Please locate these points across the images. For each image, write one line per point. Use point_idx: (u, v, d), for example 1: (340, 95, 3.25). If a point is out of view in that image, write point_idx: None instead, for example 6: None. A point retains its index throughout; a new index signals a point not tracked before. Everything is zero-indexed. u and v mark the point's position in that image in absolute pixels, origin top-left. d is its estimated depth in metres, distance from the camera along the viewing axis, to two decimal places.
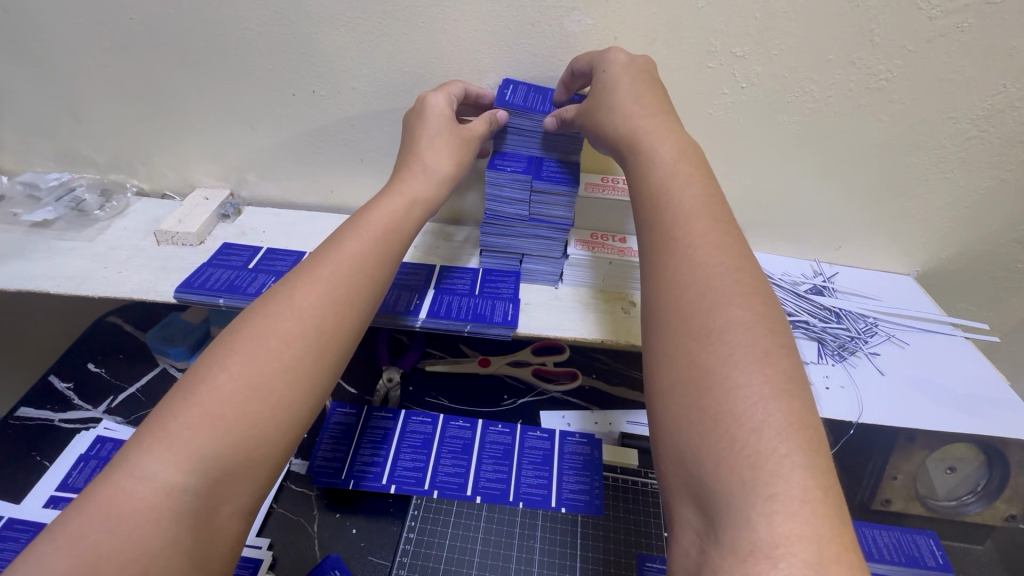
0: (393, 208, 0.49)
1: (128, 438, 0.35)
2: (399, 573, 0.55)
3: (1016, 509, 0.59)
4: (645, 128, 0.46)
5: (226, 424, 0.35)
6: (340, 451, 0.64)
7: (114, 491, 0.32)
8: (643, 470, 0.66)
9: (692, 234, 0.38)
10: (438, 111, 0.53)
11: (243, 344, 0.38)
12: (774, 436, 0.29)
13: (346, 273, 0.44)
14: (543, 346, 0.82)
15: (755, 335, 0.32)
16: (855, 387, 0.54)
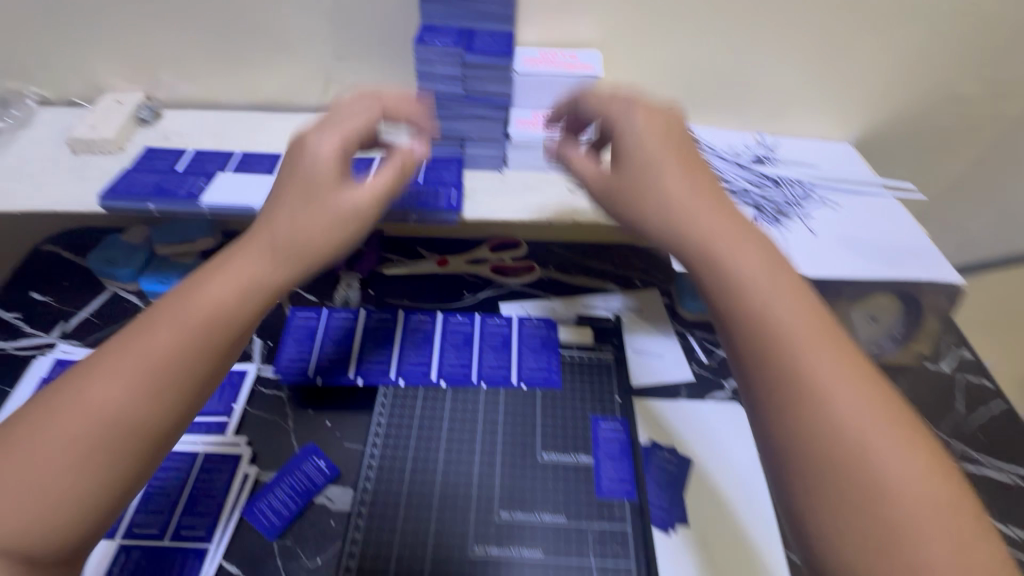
0: (303, 165, 0.43)
1: (87, 358, 0.37)
2: (372, 451, 0.60)
3: (923, 348, 0.66)
4: (657, 156, 0.42)
5: (178, 368, 0.38)
6: (306, 351, 0.67)
7: (66, 408, 0.35)
8: (598, 346, 0.70)
9: (732, 245, 0.37)
10: (321, 163, 0.43)
11: (122, 362, 0.36)
12: (873, 436, 0.31)
13: (251, 263, 0.41)
14: (500, 245, 0.84)
15: (806, 333, 0.34)
16: (785, 245, 0.56)
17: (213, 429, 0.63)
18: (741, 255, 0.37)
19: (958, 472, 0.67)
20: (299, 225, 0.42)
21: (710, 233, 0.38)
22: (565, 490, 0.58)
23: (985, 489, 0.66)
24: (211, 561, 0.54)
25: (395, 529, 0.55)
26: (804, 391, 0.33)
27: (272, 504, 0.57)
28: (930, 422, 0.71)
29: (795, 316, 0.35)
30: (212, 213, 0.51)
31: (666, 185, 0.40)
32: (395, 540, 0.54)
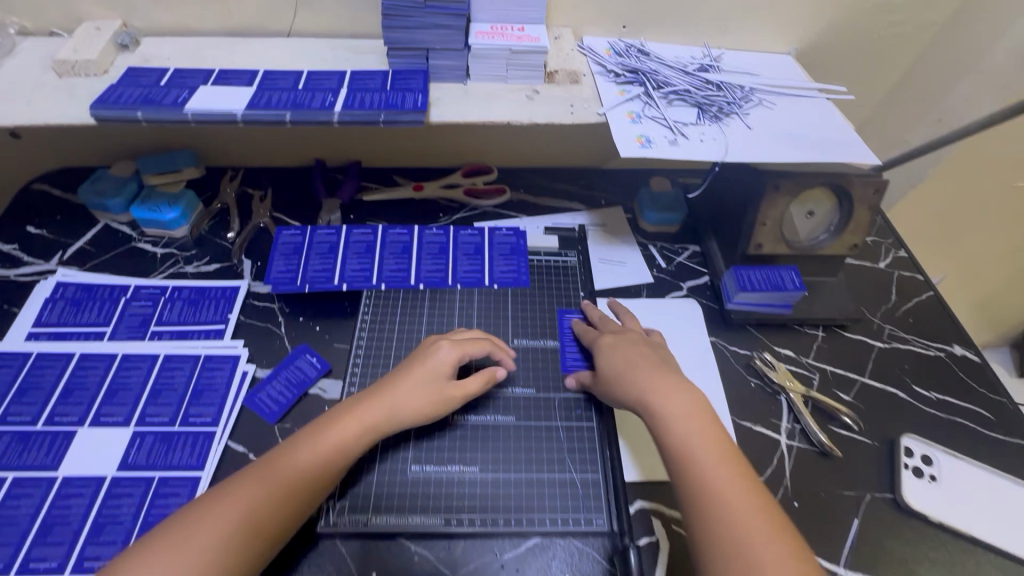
0: (427, 365, 0.58)
1: (191, 510, 0.47)
2: (359, 343, 0.66)
3: (858, 239, 0.73)
4: (645, 394, 0.55)
5: (266, 533, 0.47)
6: (292, 264, 0.71)
7: (175, 540, 0.44)
8: (563, 252, 0.77)
9: (701, 464, 0.49)
10: (439, 367, 0.58)
11: (298, 455, 0.51)
12: (741, 516, 0.46)
13: (376, 421, 0.54)
14: (473, 171, 0.89)
15: (708, 448, 0.50)
16: (725, 138, 0.62)
17: (211, 336, 0.68)
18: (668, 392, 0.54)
19: (888, 349, 0.75)
20: (417, 395, 0.56)
21: (681, 457, 0.50)
22: (535, 370, 0.65)
23: (911, 362, 0.74)
24: (219, 441, 0.60)
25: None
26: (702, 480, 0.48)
27: (271, 393, 0.63)
28: (866, 311, 0.79)
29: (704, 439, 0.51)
30: (196, 120, 0.55)
31: (627, 362, 0.58)
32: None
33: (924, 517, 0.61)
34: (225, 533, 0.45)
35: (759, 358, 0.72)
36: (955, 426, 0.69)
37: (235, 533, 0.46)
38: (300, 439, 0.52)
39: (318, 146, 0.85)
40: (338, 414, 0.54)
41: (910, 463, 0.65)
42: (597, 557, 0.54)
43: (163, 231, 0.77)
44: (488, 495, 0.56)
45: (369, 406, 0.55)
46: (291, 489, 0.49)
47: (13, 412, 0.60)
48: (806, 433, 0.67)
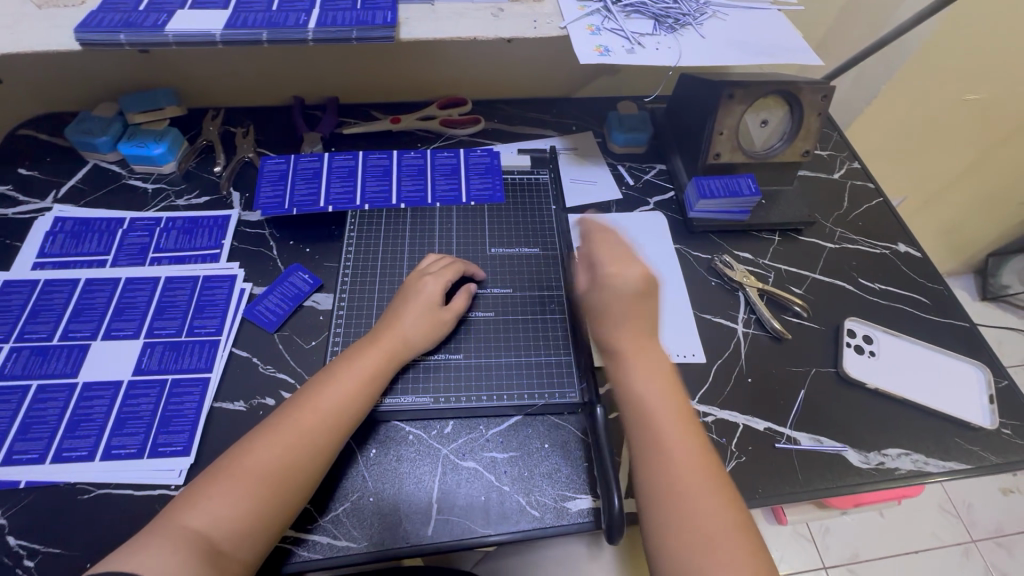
0: (417, 299, 0.63)
1: (208, 477, 0.51)
2: (348, 258, 0.71)
3: (809, 145, 0.78)
4: (630, 350, 0.58)
5: (289, 471, 0.51)
6: (279, 190, 0.75)
7: (197, 506, 0.48)
8: (535, 171, 0.82)
9: (666, 427, 0.54)
10: (426, 295, 0.64)
11: (323, 390, 0.56)
12: (687, 459, 0.52)
13: (388, 349, 0.60)
14: (447, 103, 0.92)
15: (663, 416, 0.54)
16: (679, 46, 0.66)
17: (208, 260, 0.73)
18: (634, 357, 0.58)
19: (839, 248, 0.82)
20: (419, 324, 0.62)
21: (643, 423, 0.55)
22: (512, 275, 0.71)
23: (859, 259, 0.81)
24: (224, 348, 0.65)
25: (372, 311, 0.67)
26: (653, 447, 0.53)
27: (268, 306, 0.68)
28: (819, 217, 0.85)
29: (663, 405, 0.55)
30: (178, 41, 0.58)
31: (617, 312, 0.60)
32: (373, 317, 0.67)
33: (863, 385, 0.68)
34: (277, 458, 0.51)
35: (719, 259, 0.78)
36: (895, 311, 0.76)
37: (288, 455, 0.51)
38: (308, 389, 0.56)
39: (296, 82, 0.88)
40: (348, 354, 0.59)
41: (852, 342, 0.72)
42: (571, 428, 0.63)
43: (152, 167, 0.80)
44: (471, 381, 0.63)
45: (377, 339, 0.60)
46: (325, 413, 0.54)
47: (29, 330, 0.64)
48: (762, 322, 0.73)
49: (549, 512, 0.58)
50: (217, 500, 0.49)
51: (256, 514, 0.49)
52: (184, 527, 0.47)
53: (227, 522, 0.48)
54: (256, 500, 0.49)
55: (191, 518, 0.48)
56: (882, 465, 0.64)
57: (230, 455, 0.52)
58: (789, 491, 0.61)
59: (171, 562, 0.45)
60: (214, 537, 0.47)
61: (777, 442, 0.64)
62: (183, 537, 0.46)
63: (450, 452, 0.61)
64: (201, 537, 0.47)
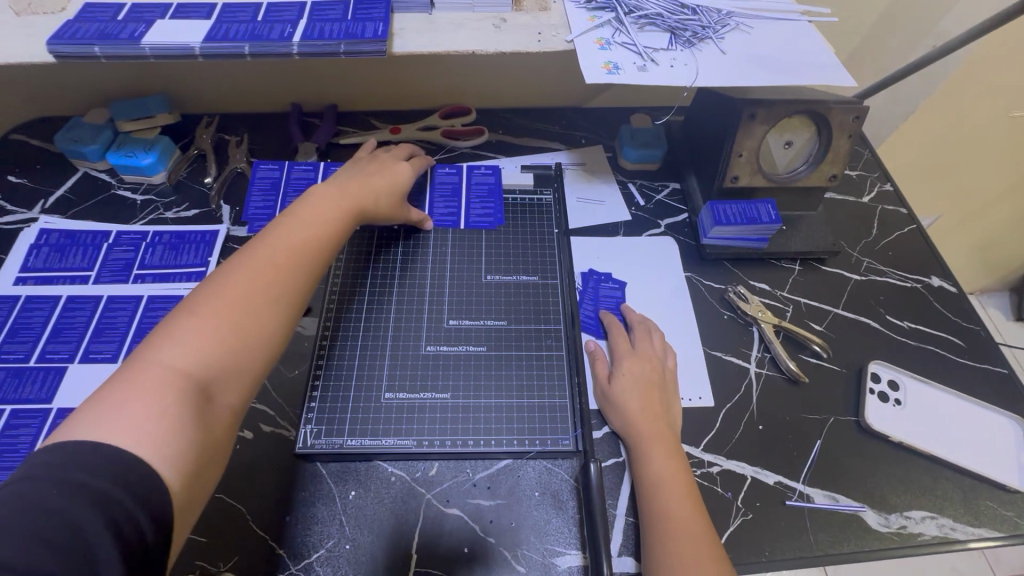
0: (383, 174, 0.67)
1: (173, 322, 0.45)
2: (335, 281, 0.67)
3: (837, 169, 0.72)
4: (647, 432, 0.57)
5: (276, 309, 0.50)
6: (269, 201, 0.73)
7: (165, 347, 0.43)
8: (539, 190, 0.78)
9: (676, 506, 0.53)
10: (394, 173, 0.68)
11: (296, 225, 0.55)
12: (694, 539, 0.50)
13: (360, 198, 0.62)
14: (450, 113, 0.87)
15: (685, 517, 0.52)
16: (696, 63, 0.61)
17: (193, 278, 0.70)
18: (653, 452, 0.56)
19: (865, 281, 0.76)
20: (385, 193, 0.65)
21: (658, 501, 0.53)
22: (508, 304, 0.67)
23: (887, 293, 0.75)
24: None
25: (357, 343, 0.63)
26: (670, 556, 0.50)
27: None
28: (845, 245, 0.79)
29: (681, 503, 0.53)
30: (155, 54, 0.55)
31: (633, 402, 0.59)
32: (359, 346, 0.63)
33: (887, 437, 0.63)
34: (257, 289, 0.49)
35: (732, 291, 0.73)
36: (925, 354, 0.70)
37: (271, 285, 0.50)
38: (274, 227, 0.55)
39: (292, 90, 0.84)
40: (311, 197, 0.59)
41: (875, 388, 0.66)
42: (564, 476, 0.59)
43: (141, 177, 0.77)
44: (460, 423, 0.59)
45: (344, 189, 0.61)
46: (301, 244, 0.54)
47: (7, 350, 0.62)
48: (776, 362, 0.68)
49: (536, 569, 0.54)
50: (194, 339, 0.44)
51: (240, 350, 0.46)
52: (161, 366, 0.42)
53: (211, 361, 0.44)
54: (243, 334, 0.47)
55: (166, 357, 0.43)
56: (904, 529, 0.58)
57: (201, 293, 0.48)
58: (800, 554, 0.56)
59: (156, 405, 0.40)
60: (199, 374, 0.43)
61: (788, 499, 0.59)
62: (163, 375, 0.42)
63: (433, 497, 0.57)
64: (184, 375, 0.43)
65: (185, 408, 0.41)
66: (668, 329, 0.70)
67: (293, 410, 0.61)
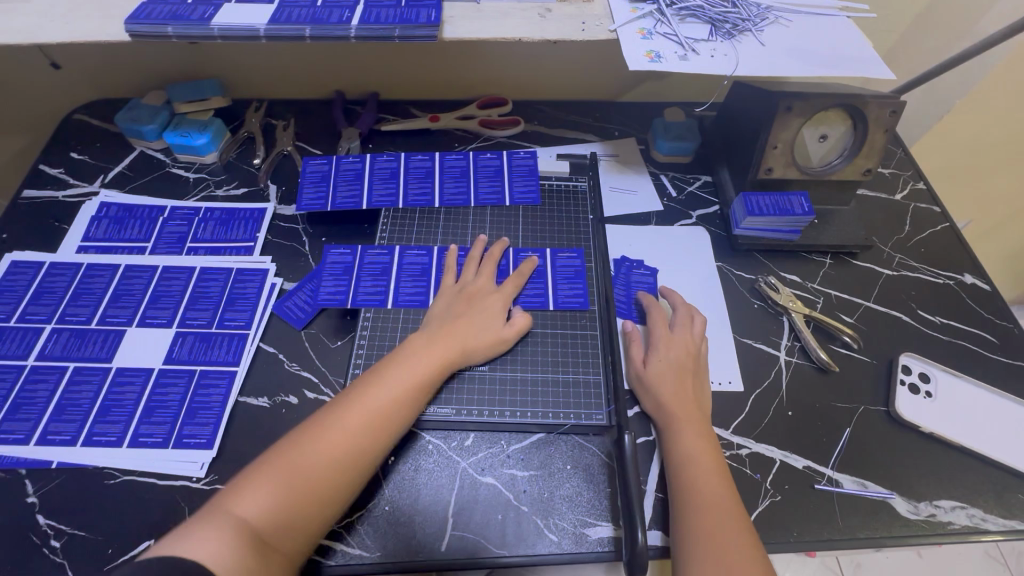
0: (469, 312, 0.62)
1: (254, 471, 0.48)
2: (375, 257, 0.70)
3: (871, 164, 0.72)
4: (677, 412, 0.58)
5: (347, 472, 0.49)
6: (345, 286, 0.67)
7: (245, 498, 0.46)
8: (574, 177, 0.80)
9: (705, 483, 0.53)
10: (483, 297, 0.64)
11: (378, 390, 0.53)
12: (723, 513, 0.51)
13: (439, 360, 0.57)
14: (488, 103, 0.90)
15: (717, 494, 0.53)
16: (736, 54, 0.62)
17: (241, 253, 0.73)
18: (685, 427, 0.57)
19: (896, 276, 0.76)
20: (479, 347, 0.60)
21: (686, 477, 0.54)
22: (548, 290, 0.68)
23: (919, 289, 0.75)
24: (251, 342, 0.66)
25: (397, 335, 0.64)
26: (699, 531, 0.50)
27: (298, 303, 0.69)
28: (877, 241, 0.79)
29: (711, 480, 0.54)
30: (222, 35, 0.58)
31: (665, 383, 0.60)
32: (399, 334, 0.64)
33: (917, 427, 0.63)
34: (335, 466, 0.49)
35: (763, 281, 0.74)
36: (957, 348, 0.70)
37: (345, 455, 0.49)
38: (360, 386, 0.54)
39: (337, 77, 0.87)
40: (395, 356, 0.57)
41: (906, 380, 0.67)
42: (595, 450, 0.60)
43: (194, 157, 0.81)
44: (497, 395, 0.61)
45: (431, 343, 0.58)
46: (377, 415, 0.52)
47: (70, 313, 0.66)
48: (807, 351, 0.69)
49: (566, 538, 0.55)
50: (268, 496, 0.46)
51: (308, 505, 0.47)
52: (235, 517, 0.44)
53: (278, 520, 0.45)
54: (312, 489, 0.47)
55: (240, 511, 0.45)
56: (933, 518, 0.58)
57: (285, 446, 0.49)
58: (828, 537, 0.57)
59: (219, 554, 0.42)
60: (265, 537, 0.44)
61: (817, 483, 0.60)
62: (231, 530, 0.44)
63: (468, 465, 0.59)
64: (251, 524, 0.44)
65: (245, 557, 0.42)
66: None
67: (336, 378, 0.64)
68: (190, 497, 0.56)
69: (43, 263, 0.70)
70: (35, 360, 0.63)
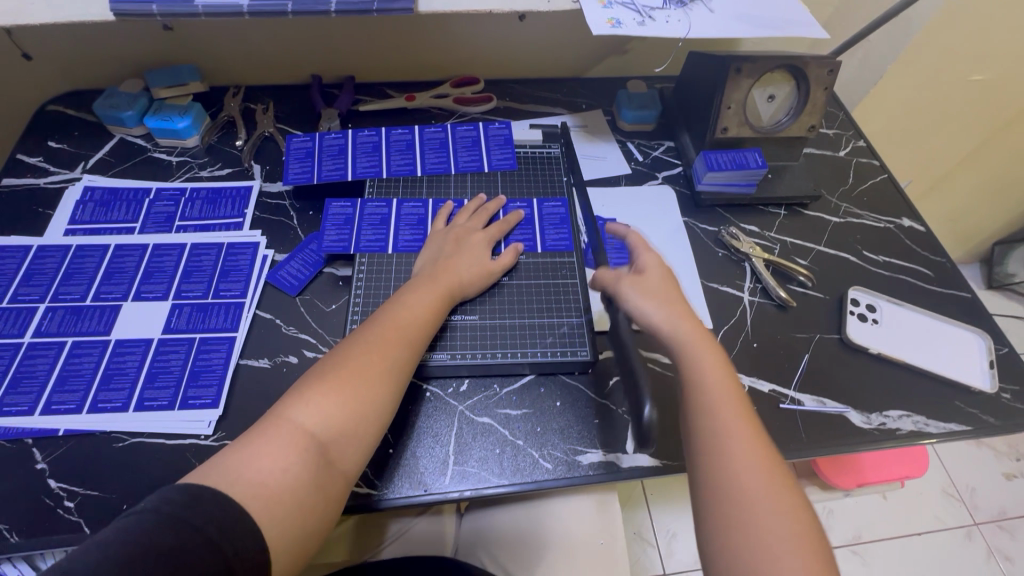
0: (466, 246, 0.68)
1: (297, 388, 0.52)
2: (362, 224, 0.73)
3: (815, 121, 0.80)
4: (675, 324, 0.59)
5: (383, 381, 0.54)
6: (345, 234, 0.72)
7: (297, 405, 0.50)
8: (547, 145, 0.84)
9: (717, 407, 0.53)
10: (474, 233, 0.70)
11: (400, 314, 0.59)
12: (738, 440, 0.50)
13: (447, 285, 0.64)
14: (460, 82, 0.94)
15: (731, 419, 0.52)
16: (689, 20, 0.68)
17: (231, 228, 0.75)
18: (698, 349, 0.57)
19: (843, 223, 0.84)
20: (480, 275, 0.67)
21: (700, 402, 0.54)
22: (528, 234, 0.74)
23: (863, 232, 0.83)
24: (248, 310, 0.68)
25: (392, 278, 0.69)
26: (711, 455, 0.50)
27: (290, 271, 0.72)
28: (826, 193, 0.87)
29: (726, 393, 0.54)
30: (205, 12, 0.61)
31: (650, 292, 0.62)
32: (394, 285, 0.69)
33: (867, 350, 0.70)
34: (372, 377, 0.53)
35: (725, 231, 0.80)
36: (898, 282, 0.78)
37: (378, 365, 0.54)
38: (379, 313, 0.60)
39: (313, 61, 0.90)
40: (408, 288, 0.63)
41: (855, 311, 0.74)
42: (582, 387, 0.65)
43: (176, 141, 0.83)
44: (489, 342, 0.65)
45: (437, 273, 0.64)
46: (402, 331, 0.58)
47: (63, 291, 0.67)
48: (767, 291, 0.75)
49: (561, 465, 0.60)
50: (322, 404, 0.50)
51: (354, 410, 0.51)
52: (292, 424, 0.48)
53: (333, 427, 0.50)
54: (358, 399, 0.52)
55: (297, 418, 0.49)
56: (884, 426, 0.66)
57: (324, 364, 0.54)
58: (793, 448, 0.64)
59: (283, 459, 0.46)
60: (323, 443, 0.49)
61: (782, 403, 0.66)
62: (295, 436, 0.48)
63: (465, 409, 0.63)
64: (307, 431, 0.49)
65: (305, 460, 0.47)
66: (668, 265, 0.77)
67: (333, 337, 0.67)
68: (200, 453, 0.58)
69: (31, 246, 0.71)
70: (32, 337, 0.64)
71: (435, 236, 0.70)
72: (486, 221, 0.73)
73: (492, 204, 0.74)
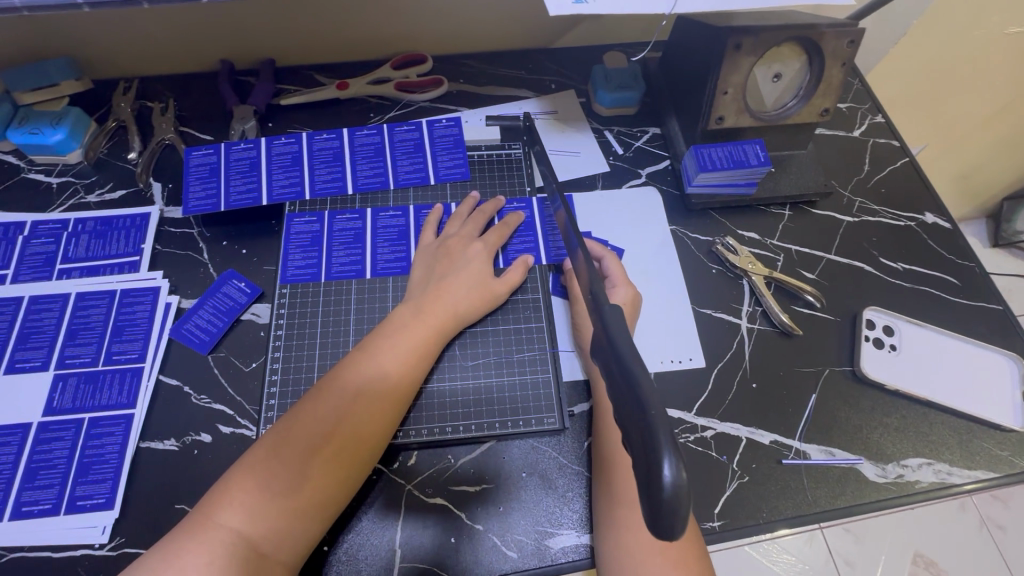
0: (454, 265, 0.59)
1: (240, 465, 0.46)
2: (290, 249, 0.63)
3: (828, 104, 0.66)
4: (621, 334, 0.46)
5: (335, 452, 0.47)
6: (313, 260, 0.62)
7: (229, 492, 0.44)
8: (506, 145, 0.72)
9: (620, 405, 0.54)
10: (462, 249, 0.61)
11: (366, 367, 0.51)
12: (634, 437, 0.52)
13: (435, 324, 0.55)
14: (403, 63, 0.78)
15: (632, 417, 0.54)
16: None
17: (125, 269, 0.62)
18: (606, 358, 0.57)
19: (858, 222, 0.71)
20: (472, 305, 0.58)
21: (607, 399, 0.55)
22: (533, 242, 0.64)
23: (880, 234, 0.71)
24: (149, 377, 0.57)
25: (318, 313, 0.60)
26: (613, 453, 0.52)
27: (199, 323, 0.59)
28: (837, 184, 0.74)
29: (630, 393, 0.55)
30: (21, 6, 0.45)
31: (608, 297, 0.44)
32: (351, 329, 0.59)
33: (884, 386, 0.60)
34: (321, 451, 0.47)
35: (720, 243, 0.68)
36: (920, 296, 0.67)
37: (329, 434, 0.47)
38: (344, 364, 0.52)
39: (219, 44, 0.73)
40: (391, 325, 0.55)
41: (871, 335, 0.63)
42: (553, 455, 0.55)
43: (54, 157, 0.68)
44: (477, 391, 0.57)
45: (420, 308, 0.56)
46: (367, 388, 0.50)
47: None
48: (768, 315, 0.64)
49: (529, 554, 0.51)
50: (256, 489, 0.44)
51: (294, 492, 0.45)
52: (221, 518, 0.43)
53: (270, 516, 0.44)
54: (300, 479, 0.45)
55: (230, 512, 0.43)
56: (901, 479, 0.57)
57: (275, 433, 0.48)
58: (797, 512, 0.55)
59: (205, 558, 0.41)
60: (261, 535, 0.43)
61: (784, 458, 0.57)
62: (225, 532, 0.43)
63: (414, 488, 0.53)
64: (237, 526, 0.43)
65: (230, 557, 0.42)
66: (654, 289, 0.65)
67: (253, 405, 0.56)
68: (93, 567, 0.48)
69: None
70: None
71: (420, 256, 0.61)
72: (478, 229, 0.63)
73: (489, 209, 0.64)
